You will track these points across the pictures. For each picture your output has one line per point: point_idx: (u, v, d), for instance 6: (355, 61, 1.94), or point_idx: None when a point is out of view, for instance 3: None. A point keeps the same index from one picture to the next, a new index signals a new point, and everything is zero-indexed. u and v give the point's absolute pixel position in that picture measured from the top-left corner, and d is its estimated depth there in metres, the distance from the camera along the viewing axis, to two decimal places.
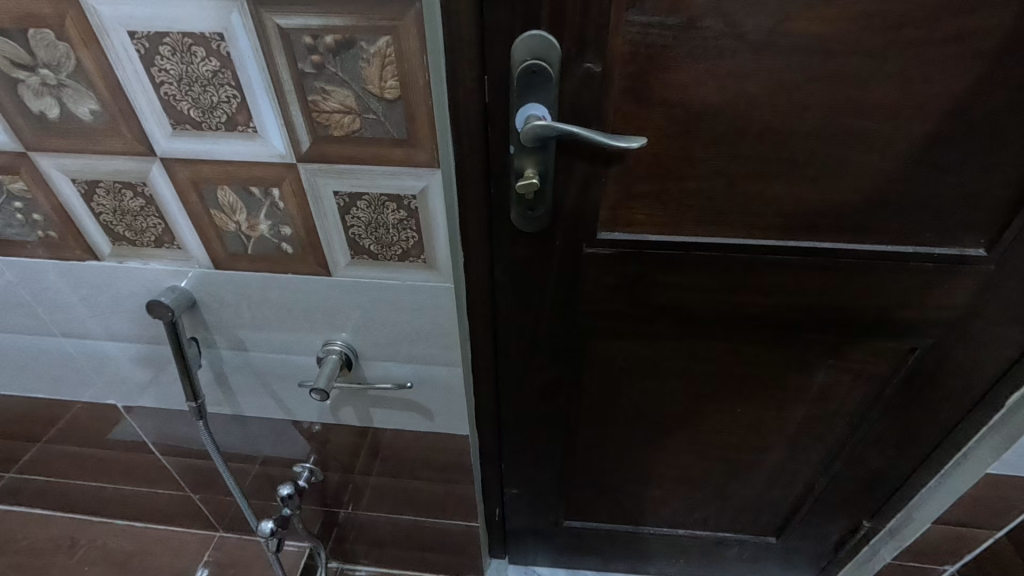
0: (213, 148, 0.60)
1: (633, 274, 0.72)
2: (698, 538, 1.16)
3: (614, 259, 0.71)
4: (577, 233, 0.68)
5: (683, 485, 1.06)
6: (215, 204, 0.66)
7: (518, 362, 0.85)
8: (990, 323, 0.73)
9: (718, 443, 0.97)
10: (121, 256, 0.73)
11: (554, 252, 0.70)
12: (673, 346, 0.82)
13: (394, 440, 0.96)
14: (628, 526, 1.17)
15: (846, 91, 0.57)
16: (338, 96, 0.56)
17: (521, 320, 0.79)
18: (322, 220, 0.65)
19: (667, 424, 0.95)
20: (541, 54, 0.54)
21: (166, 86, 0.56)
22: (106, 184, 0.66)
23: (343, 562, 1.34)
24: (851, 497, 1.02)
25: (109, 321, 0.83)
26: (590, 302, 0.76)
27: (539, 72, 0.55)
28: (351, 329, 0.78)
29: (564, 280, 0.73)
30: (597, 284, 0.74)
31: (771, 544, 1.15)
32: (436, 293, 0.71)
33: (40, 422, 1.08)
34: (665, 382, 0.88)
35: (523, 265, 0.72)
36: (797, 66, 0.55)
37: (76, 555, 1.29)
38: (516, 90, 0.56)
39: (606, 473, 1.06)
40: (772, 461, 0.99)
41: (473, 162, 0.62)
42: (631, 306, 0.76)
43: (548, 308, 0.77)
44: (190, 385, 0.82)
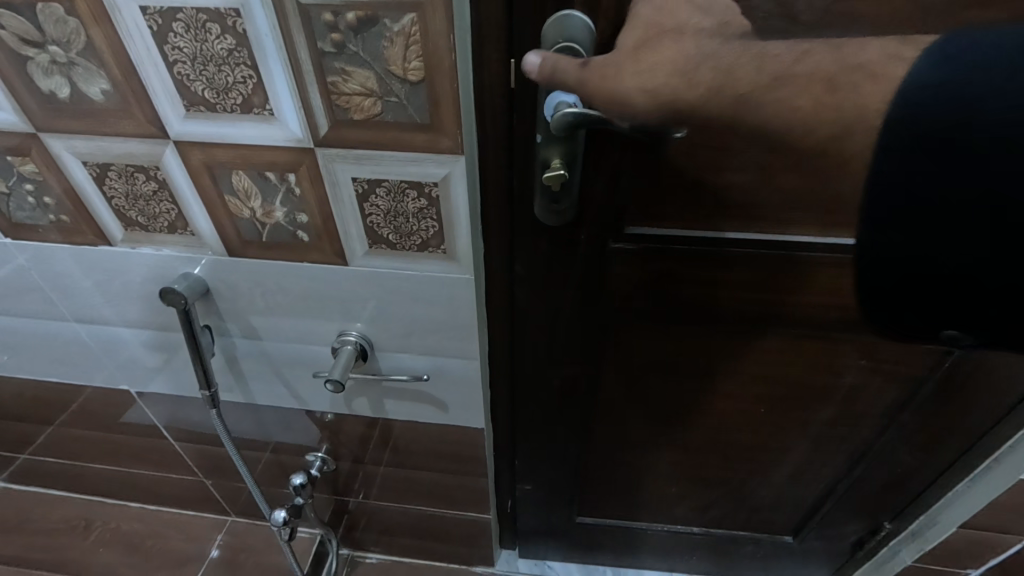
0: (228, 130, 0.58)
1: (661, 269, 0.70)
2: (714, 535, 1.15)
3: (640, 255, 0.69)
4: (605, 228, 0.66)
5: (701, 482, 1.04)
6: (230, 189, 0.64)
7: (537, 359, 0.83)
8: None
9: (738, 442, 0.95)
10: (133, 241, 0.72)
11: (580, 247, 0.67)
12: (698, 343, 0.80)
13: (408, 431, 0.95)
14: (642, 523, 1.16)
15: None
16: (358, 77, 0.53)
17: (543, 316, 0.76)
18: (340, 208, 0.63)
19: (686, 422, 0.93)
20: (574, 37, 0.50)
21: (180, 65, 0.54)
22: (118, 167, 0.64)
23: (353, 550, 1.34)
24: (874, 500, 1.00)
25: (121, 307, 0.82)
26: (615, 298, 0.74)
27: (571, 55, 0.50)
28: (368, 319, 0.76)
29: (588, 276, 0.71)
30: (623, 279, 0.72)
31: (788, 543, 1.13)
32: (455, 285, 0.69)
33: (55, 406, 1.08)
34: (687, 380, 0.86)
35: (547, 261, 0.69)
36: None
37: (92, 535, 1.30)
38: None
39: (622, 469, 1.04)
40: (794, 460, 0.96)
41: (498, 153, 0.58)
42: (657, 303, 0.75)
43: (571, 305, 0.74)
44: (203, 372, 0.80)
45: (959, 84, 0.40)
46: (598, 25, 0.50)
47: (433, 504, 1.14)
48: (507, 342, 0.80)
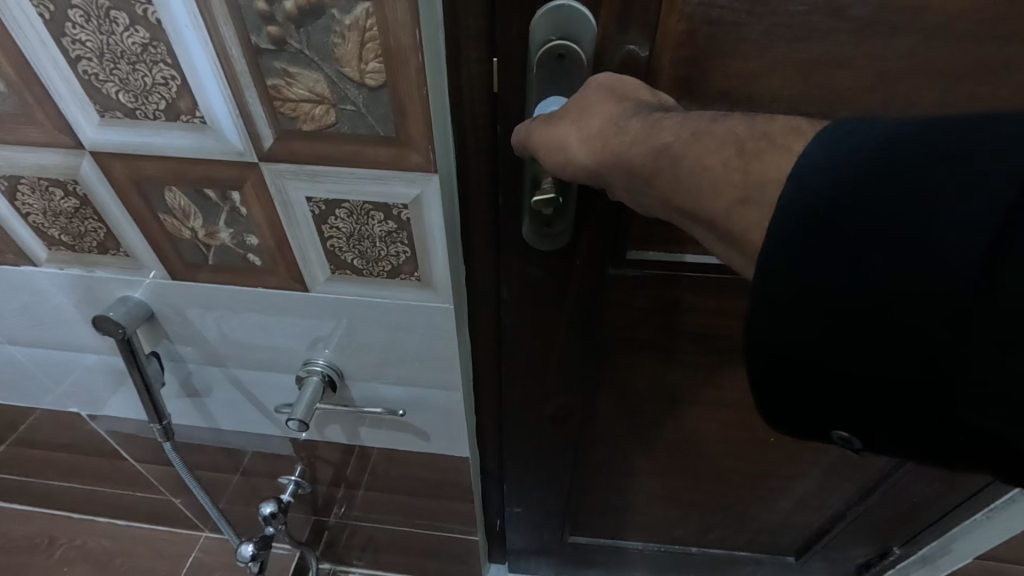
0: (153, 141, 0.48)
1: (663, 297, 0.63)
2: (713, 555, 1.09)
3: (643, 281, 0.61)
4: (604, 255, 0.57)
5: (701, 505, 0.98)
6: (164, 207, 0.54)
7: (526, 387, 0.75)
8: None
9: (743, 468, 0.89)
10: (61, 262, 0.62)
11: (574, 272, 0.59)
12: (703, 372, 0.73)
13: (386, 457, 0.87)
14: (638, 543, 1.11)
15: (969, 86, 0.43)
16: (304, 80, 0.43)
17: (532, 343, 0.68)
18: (295, 230, 0.54)
19: (686, 447, 0.86)
20: (569, 33, 0.40)
21: (84, 62, 0.43)
22: (29, 181, 0.54)
23: (336, 564, 1.28)
24: (884, 526, 0.94)
25: (60, 331, 0.73)
26: (613, 325, 0.67)
27: (566, 55, 0.41)
28: (334, 347, 0.67)
29: (582, 307, 0.63)
30: (622, 308, 0.64)
31: (791, 563, 1.08)
32: (432, 314, 0.60)
33: (3, 425, 0.99)
34: (689, 409, 0.79)
35: (536, 288, 0.61)
36: (909, 54, 0.42)
37: (56, 553, 1.23)
38: (535, 79, 0.42)
39: (618, 491, 0.98)
40: (802, 485, 0.90)
41: (479, 172, 0.50)
42: (660, 331, 0.67)
43: (563, 335, 0.67)
44: (152, 404, 0.72)
45: (836, 177, 0.31)
46: (601, 18, 0.41)
47: (417, 525, 1.07)
48: (493, 369, 0.73)
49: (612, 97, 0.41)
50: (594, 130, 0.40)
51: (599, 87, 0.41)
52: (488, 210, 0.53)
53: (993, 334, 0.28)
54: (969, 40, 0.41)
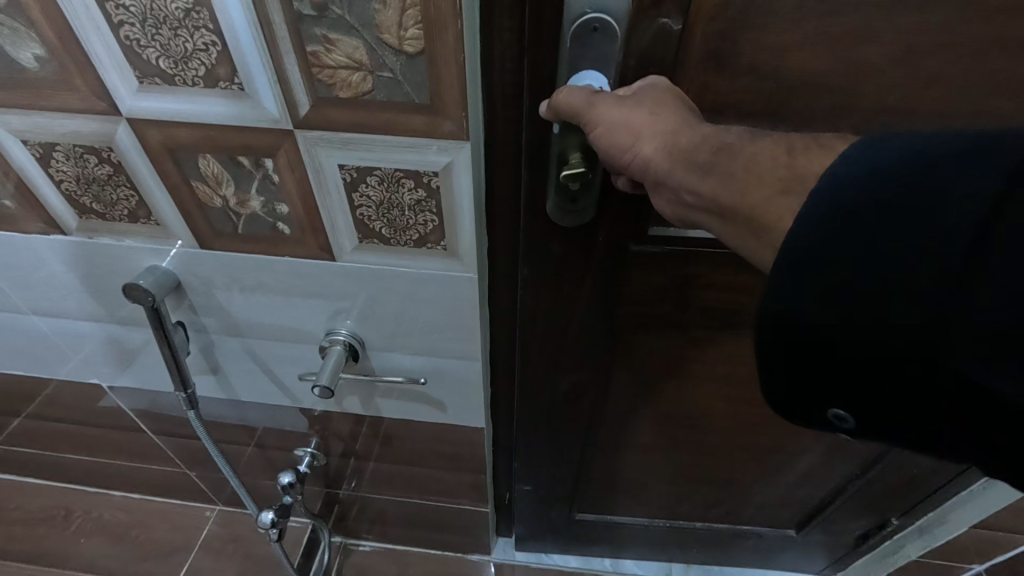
0: (189, 108, 0.49)
1: (683, 275, 0.65)
2: (716, 530, 1.13)
3: (662, 258, 0.63)
4: (626, 233, 0.59)
5: (706, 480, 1.01)
6: (197, 174, 0.55)
7: (543, 366, 0.77)
8: None
9: (749, 444, 0.92)
10: (90, 230, 0.63)
11: (595, 247, 0.60)
12: (716, 348, 0.75)
13: (403, 429, 0.90)
14: (644, 520, 1.14)
15: (990, 59, 0.44)
16: (344, 47, 0.44)
17: (551, 321, 0.70)
18: (325, 198, 0.55)
19: (695, 424, 0.89)
20: (603, 4, 0.42)
21: (127, 28, 0.45)
22: (64, 148, 0.55)
23: (346, 538, 1.31)
24: (882, 501, 0.98)
25: (83, 302, 0.74)
26: (630, 303, 0.69)
27: (601, 29, 0.42)
28: (358, 318, 0.69)
29: (600, 286, 0.65)
30: (642, 286, 0.66)
31: (790, 536, 1.12)
32: (455, 284, 0.62)
33: (20, 397, 1.00)
34: (698, 386, 0.81)
35: (557, 265, 0.62)
36: (938, 32, 0.43)
37: (71, 526, 1.25)
38: (568, 52, 0.44)
39: (625, 468, 1.00)
40: (806, 460, 0.93)
41: (505, 149, 0.52)
42: (679, 309, 0.69)
43: (581, 315, 0.69)
44: (178, 372, 0.73)
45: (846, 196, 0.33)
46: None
47: (429, 497, 1.11)
48: (509, 342, 0.75)
49: (663, 98, 0.43)
50: (641, 126, 0.42)
51: (651, 88, 0.44)
52: (512, 183, 0.55)
53: (978, 337, 0.30)
54: (997, 16, 0.42)
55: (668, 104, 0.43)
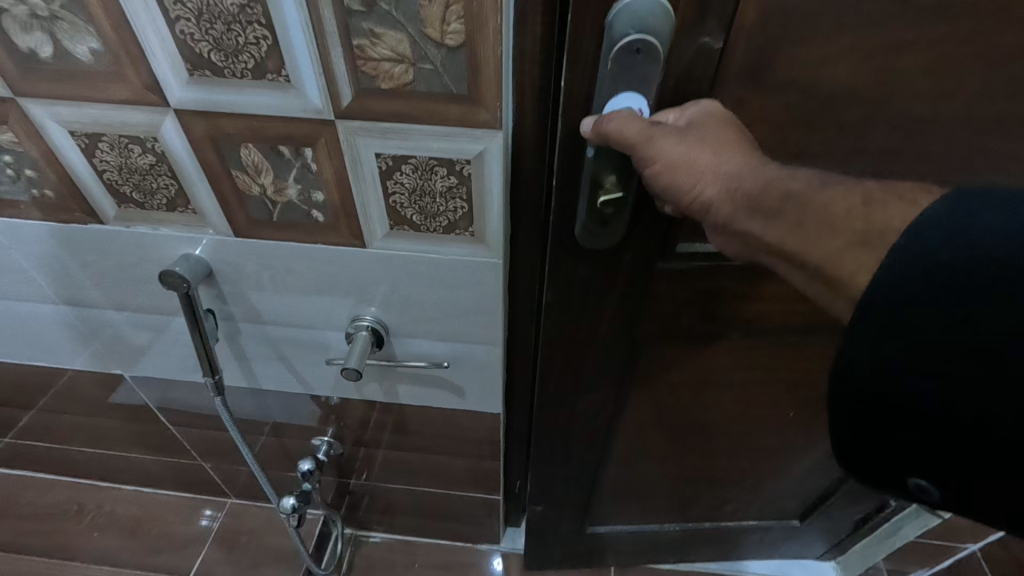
0: (236, 100, 0.52)
1: (704, 290, 0.68)
2: (724, 529, 1.17)
3: (686, 274, 0.66)
4: (652, 251, 0.63)
5: (715, 479, 1.04)
6: (238, 163, 0.58)
7: (565, 382, 0.81)
8: None
9: (758, 441, 0.95)
10: (128, 219, 0.65)
11: (620, 267, 0.64)
12: (733, 355, 0.78)
13: (421, 416, 0.92)
14: (653, 525, 1.17)
15: (988, 70, 0.48)
16: (388, 40, 0.47)
17: (574, 334, 0.73)
18: (360, 185, 0.58)
19: (707, 431, 0.93)
20: (647, 26, 0.44)
21: (183, 23, 0.47)
22: (109, 138, 0.57)
23: (357, 530, 1.34)
24: None
25: (112, 290, 0.75)
26: (654, 318, 0.72)
27: (643, 49, 0.44)
28: (383, 303, 0.72)
29: (624, 299, 0.68)
30: (665, 301, 0.70)
31: (795, 526, 1.18)
32: (481, 268, 0.65)
33: (39, 389, 1.01)
34: (712, 393, 0.85)
35: (582, 283, 0.66)
36: (952, 42, 0.47)
37: (84, 520, 1.26)
38: (609, 72, 0.47)
39: (636, 475, 1.03)
40: (812, 451, 0.98)
41: (530, 147, 0.55)
42: (701, 322, 0.73)
43: (604, 324, 0.72)
44: (207, 358, 0.75)
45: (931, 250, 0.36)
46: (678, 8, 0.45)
47: (442, 487, 1.14)
48: (528, 337, 0.79)
49: (720, 128, 0.48)
50: (703, 159, 0.47)
51: (703, 114, 0.49)
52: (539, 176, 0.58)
53: None
54: (1003, 30, 0.46)
55: (724, 137, 0.47)
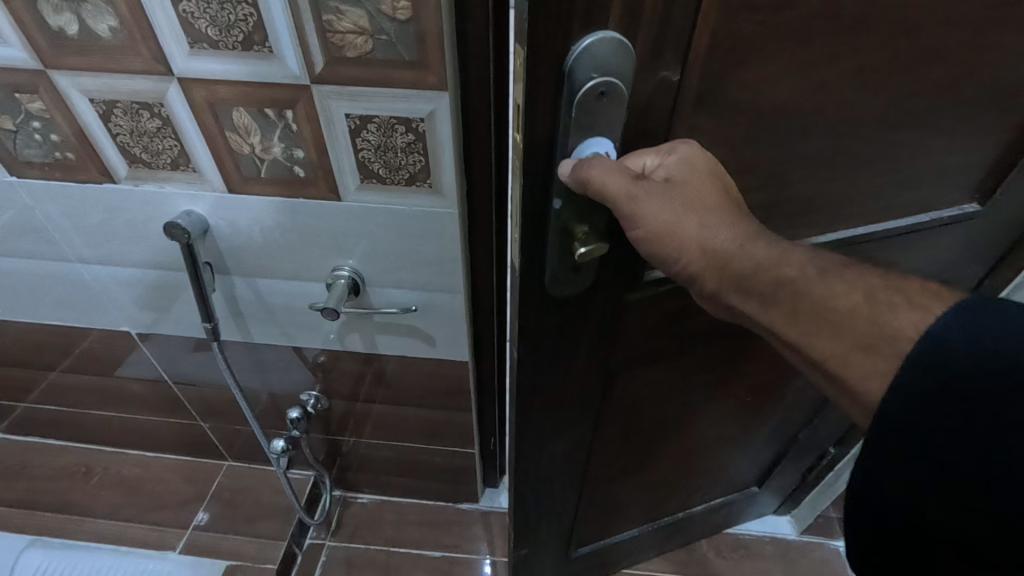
0: (230, 68, 0.63)
1: (668, 304, 0.75)
2: (695, 515, 1.26)
3: (653, 298, 0.73)
4: (619, 286, 0.69)
5: (685, 466, 1.11)
6: (230, 125, 0.68)
7: (542, 419, 0.84)
8: (962, 253, 0.83)
9: (714, 436, 1.07)
10: (137, 178, 0.76)
11: (590, 308, 0.70)
12: (696, 366, 0.89)
13: (398, 367, 1.02)
14: (634, 531, 1.23)
15: (868, 72, 0.56)
16: (352, 16, 0.58)
17: (551, 372, 0.77)
18: (334, 142, 0.69)
19: (675, 432, 1.01)
20: (607, 69, 0.48)
21: (183, 3, 0.58)
22: (123, 105, 0.68)
23: (346, 491, 1.44)
24: (804, 448, 1.18)
25: (123, 246, 0.86)
26: (630, 341, 0.78)
27: (606, 89, 0.49)
28: (360, 255, 0.82)
29: (596, 332, 0.74)
30: (637, 326, 0.76)
31: (755, 492, 1.28)
32: (441, 218, 0.76)
33: (55, 351, 1.12)
34: (679, 398, 0.93)
35: (557, 326, 0.70)
36: (860, 46, 0.54)
37: (92, 480, 1.36)
38: (578, 116, 0.50)
39: (615, 488, 1.09)
40: (763, 418, 1.07)
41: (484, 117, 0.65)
42: (669, 339, 0.81)
43: (577, 360, 0.77)
44: (205, 306, 0.86)
45: (945, 356, 0.45)
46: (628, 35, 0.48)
47: (425, 445, 1.23)
48: (490, 298, 0.88)
49: (696, 180, 0.55)
50: (681, 216, 0.54)
51: (679, 162, 0.55)
52: (484, 141, 0.67)
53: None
54: (876, 37, 0.54)
55: (693, 188, 0.54)
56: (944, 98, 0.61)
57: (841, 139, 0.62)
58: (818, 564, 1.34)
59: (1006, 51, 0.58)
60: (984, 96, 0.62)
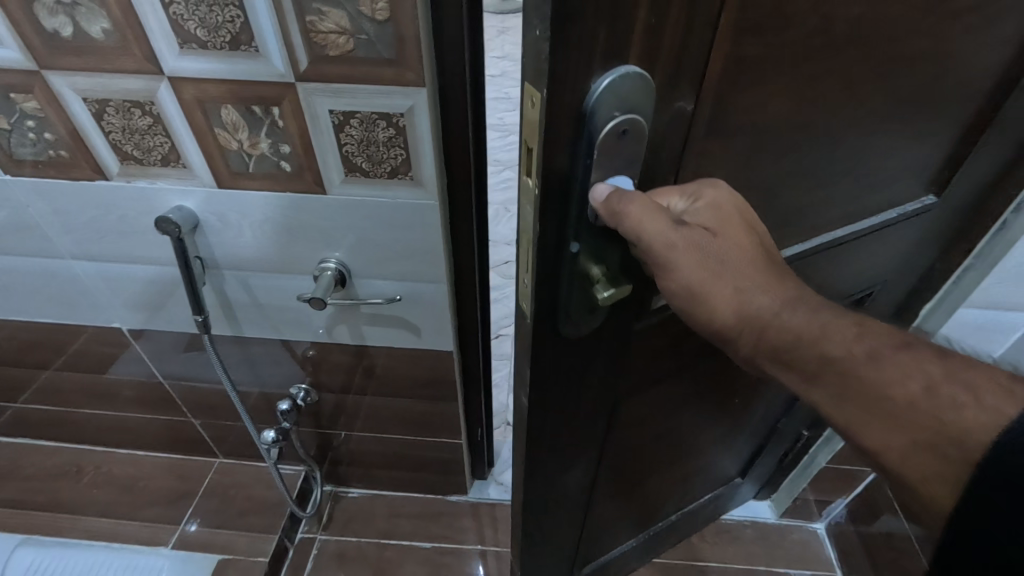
0: (218, 67, 0.66)
1: (670, 329, 0.73)
2: (689, 515, 1.27)
3: (658, 324, 0.70)
4: (628, 319, 0.66)
5: (678, 475, 1.11)
6: (219, 121, 0.72)
7: (551, 462, 0.79)
8: (920, 244, 0.87)
9: (706, 441, 1.07)
10: (129, 174, 0.79)
11: (600, 344, 0.67)
12: (690, 382, 0.87)
13: (385, 358, 1.05)
14: (631, 543, 1.22)
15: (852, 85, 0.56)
16: (334, 17, 0.62)
17: (562, 413, 0.72)
18: (319, 138, 0.72)
19: (671, 447, 1.00)
20: (628, 105, 0.45)
21: (174, 6, 0.61)
22: (116, 103, 0.71)
23: (336, 486, 1.46)
24: (779, 437, 1.22)
25: (115, 242, 0.89)
26: (634, 369, 0.76)
27: (628, 125, 0.46)
28: (346, 247, 0.85)
29: (603, 366, 0.70)
30: (641, 354, 0.74)
31: (739, 483, 1.31)
32: (423, 209, 0.79)
33: (48, 350, 1.14)
34: (676, 414, 0.92)
35: (568, 368, 0.66)
36: (849, 58, 0.54)
37: (83, 479, 1.38)
38: (602, 154, 0.46)
39: (614, 512, 1.06)
40: (747, 416, 1.09)
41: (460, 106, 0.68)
42: (670, 361, 0.80)
43: (584, 399, 0.73)
44: (196, 298, 0.89)
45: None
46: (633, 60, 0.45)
47: (414, 437, 1.26)
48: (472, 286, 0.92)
49: (726, 221, 0.52)
50: (718, 259, 0.51)
51: (705, 203, 0.52)
52: (464, 128, 0.71)
53: None
54: (858, 53, 0.53)
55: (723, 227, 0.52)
56: (915, 105, 0.62)
57: (828, 153, 0.61)
58: (797, 546, 1.39)
59: (963, 57, 0.60)
60: (945, 100, 0.64)
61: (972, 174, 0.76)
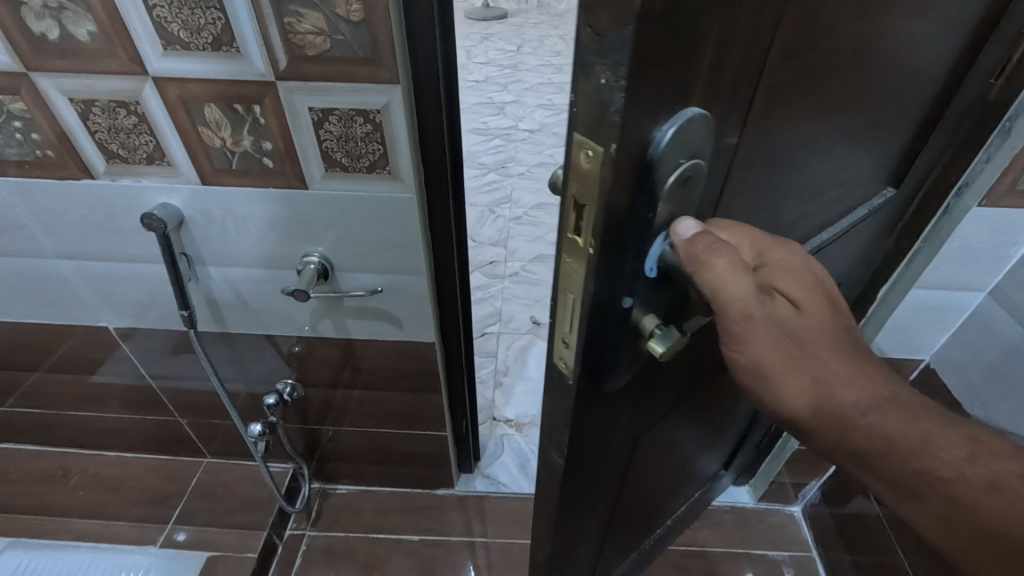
0: (201, 67, 0.69)
1: (688, 356, 0.70)
2: (682, 518, 1.27)
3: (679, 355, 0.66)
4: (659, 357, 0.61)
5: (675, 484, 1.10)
6: (202, 119, 0.75)
7: (577, 512, 0.73)
8: (879, 234, 0.91)
9: (699, 447, 1.06)
10: (115, 173, 0.82)
11: (632, 387, 0.62)
12: (694, 402, 0.85)
13: (368, 351, 1.08)
14: (636, 559, 1.19)
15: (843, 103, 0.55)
16: (311, 18, 0.66)
17: (591, 464, 0.67)
18: (300, 134, 0.76)
19: (674, 463, 0.98)
20: (691, 151, 0.41)
21: (158, 9, 0.64)
22: (102, 104, 0.74)
23: (325, 483, 1.48)
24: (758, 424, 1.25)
25: (101, 240, 0.91)
26: (655, 403, 0.71)
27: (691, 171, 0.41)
28: (328, 241, 0.89)
29: (632, 409, 0.65)
30: (661, 388, 0.70)
31: (722, 475, 1.33)
32: (401, 203, 0.83)
33: (33, 352, 1.15)
34: (680, 432, 0.90)
35: (602, 420, 0.61)
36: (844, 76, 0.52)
37: (70, 481, 1.38)
38: (665, 204, 0.42)
39: (623, 537, 1.03)
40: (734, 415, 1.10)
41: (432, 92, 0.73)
42: (683, 388, 0.76)
43: (612, 442, 0.68)
44: (182, 294, 0.91)
45: None
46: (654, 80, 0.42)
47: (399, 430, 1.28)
48: (450, 272, 0.96)
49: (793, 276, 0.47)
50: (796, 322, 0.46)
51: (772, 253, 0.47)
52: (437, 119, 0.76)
53: None
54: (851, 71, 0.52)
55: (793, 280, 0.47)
56: (884, 112, 0.64)
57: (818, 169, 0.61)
58: (774, 528, 1.44)
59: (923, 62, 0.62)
60: (906, 103, 0.66)
61: (918, 165, 0.81)
